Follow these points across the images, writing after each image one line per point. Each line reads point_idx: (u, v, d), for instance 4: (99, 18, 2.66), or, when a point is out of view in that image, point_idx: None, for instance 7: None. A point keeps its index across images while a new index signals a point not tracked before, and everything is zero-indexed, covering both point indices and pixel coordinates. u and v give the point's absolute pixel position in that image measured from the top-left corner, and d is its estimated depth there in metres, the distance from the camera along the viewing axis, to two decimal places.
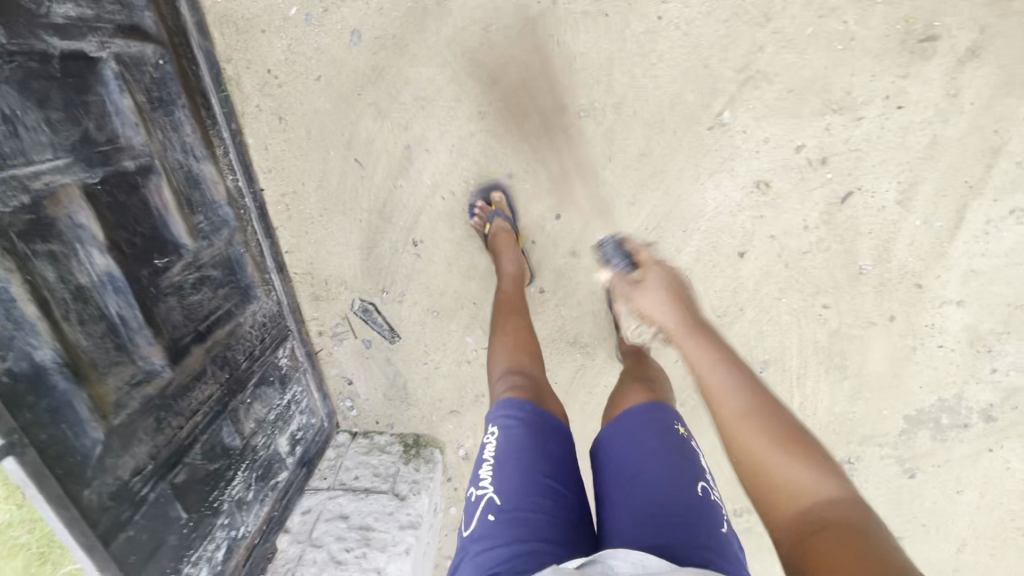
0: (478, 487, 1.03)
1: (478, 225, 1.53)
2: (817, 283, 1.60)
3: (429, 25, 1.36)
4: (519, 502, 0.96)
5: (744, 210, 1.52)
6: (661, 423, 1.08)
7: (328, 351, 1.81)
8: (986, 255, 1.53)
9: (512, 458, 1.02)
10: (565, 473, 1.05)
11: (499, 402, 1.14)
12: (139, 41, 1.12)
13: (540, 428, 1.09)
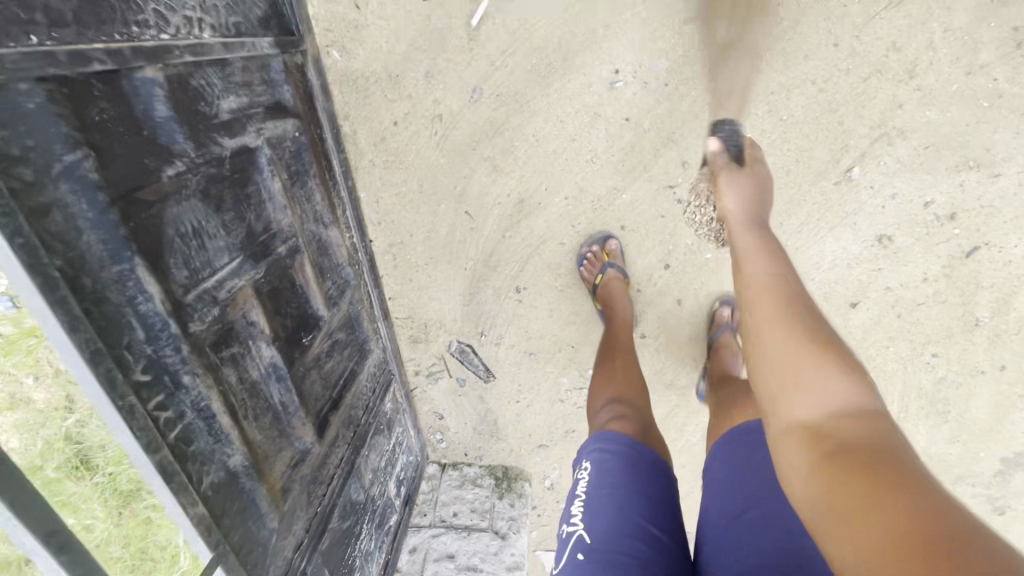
0: (569, 525, 0.96)
1: (588, 274, 1.50)
2: (929, 333, 1.57)
3: (554, 82, 1.32)
4: (612, 543, 0.87)
5: (862, 263, 1.48)
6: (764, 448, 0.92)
7: (422, 389, 1.83)
8: None
9: (604, 496, 0.93)
10: (662, 511, 0.93)
11: (592, 435, 1.07)
12: (281, 117, 1.10)
13: (637, 465, 0.97)
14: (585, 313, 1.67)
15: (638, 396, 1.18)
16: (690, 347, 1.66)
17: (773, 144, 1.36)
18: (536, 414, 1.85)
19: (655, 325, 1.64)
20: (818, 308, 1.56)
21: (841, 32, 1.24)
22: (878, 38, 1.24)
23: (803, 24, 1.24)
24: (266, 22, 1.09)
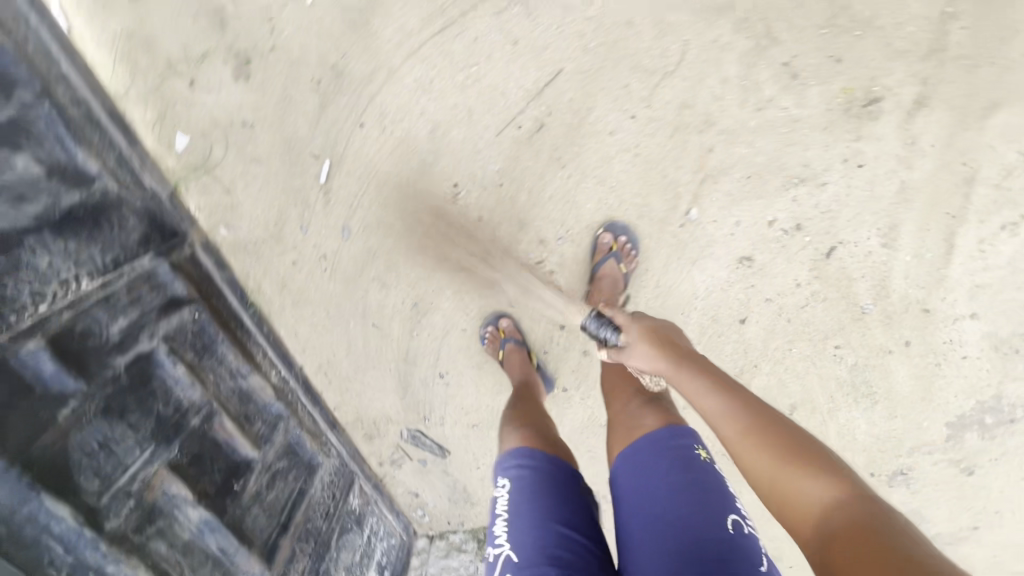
0: (495, 544, 0.94)
1: (491, 348, 1.67)
2: (823, 328, 1.65)
3: (406, 205, 1.51)
4: (536, 552, 0.86)
5: (734, 284, 1.59)
6: (677, 453, 0.92)
7: (390, 475, 2.01)
8: (987, 269, 1.53)
9: (527, 508, 0.93)
10: (582, 518, 0.93)
11: (508, 450, 1.08)
12: (176, 311, 1.33)
13: (555, 476, 0.99)
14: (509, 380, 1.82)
15: (541, 417, 1.26)
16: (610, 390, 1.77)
17: (611, 208, 1.50)
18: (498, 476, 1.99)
19: (573, 378, 1.74)
20: (712, 331, 1.67)
21: (634, 105, 1.38)
22: (668, 102, 1.37)
23: (598, 108, 1.39)
24: (146, 239, 1.32)
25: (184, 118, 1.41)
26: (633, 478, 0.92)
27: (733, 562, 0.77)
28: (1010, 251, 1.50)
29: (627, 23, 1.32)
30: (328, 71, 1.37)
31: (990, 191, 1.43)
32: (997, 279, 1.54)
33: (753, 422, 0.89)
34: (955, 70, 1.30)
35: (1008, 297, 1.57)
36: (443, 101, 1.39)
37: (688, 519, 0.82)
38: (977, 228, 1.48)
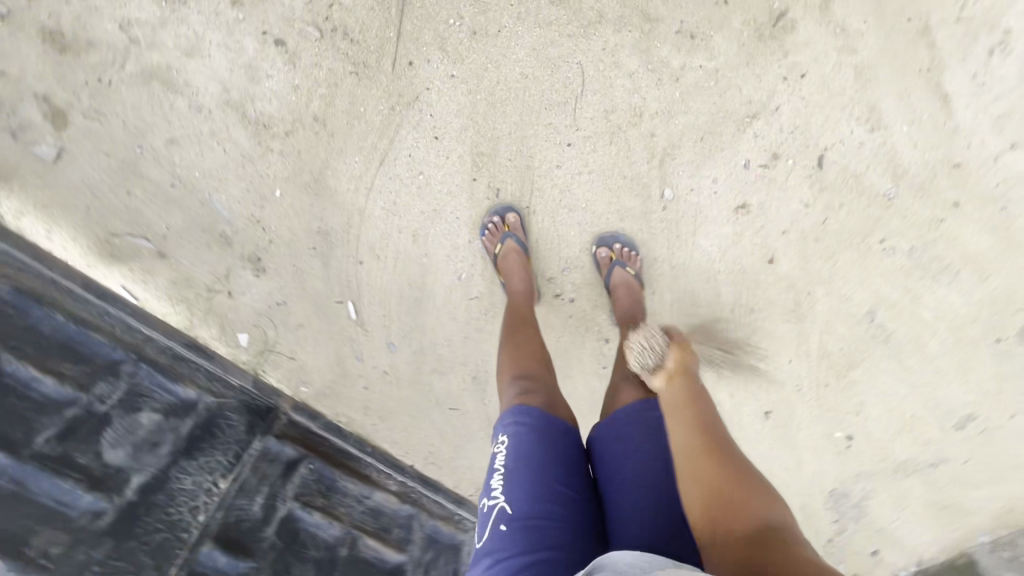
0: (490, 497, 0.97)
1: (490, 244, 1.57)
2: (858, 230, 1.59)
3: (427, 305, 1.69)
4: (529, 510, 0.90)
5: (744, 233, 1.61)
6: (653, 422, 0.99)
7: None
8: (998, 98, 1.42)
9: (521, 467, 0.95)
10: (575, 478, 0.97)
11: (506, 410, 1.06)
12: (294, 471, 1.66)
13: (551, 435, 1.00)
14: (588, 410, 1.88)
15: (546, 374, 1.21)
16: None
17: (594, 224, 1.60)
18: None
19: None
20: (747, 281, 1.67)
21: (567, 133, 1.49)
22: (596, 113, 1.47)
23: (538, 152, 1.51)
24: (252, 427, 1.65)
25: (233, 322, 1.66)
26: (611, 444, 0.99)
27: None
28: (1015, 68, 1.39)
29: (523, 77, 1.42)
30: (316, 235, 1.58)
31: (954, 27, 1.37)
32: (1016, 100, 1.42)
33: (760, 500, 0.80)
34: None
35: None
36: (412, 212, 1.56)
37: (660, 487, 0.92)
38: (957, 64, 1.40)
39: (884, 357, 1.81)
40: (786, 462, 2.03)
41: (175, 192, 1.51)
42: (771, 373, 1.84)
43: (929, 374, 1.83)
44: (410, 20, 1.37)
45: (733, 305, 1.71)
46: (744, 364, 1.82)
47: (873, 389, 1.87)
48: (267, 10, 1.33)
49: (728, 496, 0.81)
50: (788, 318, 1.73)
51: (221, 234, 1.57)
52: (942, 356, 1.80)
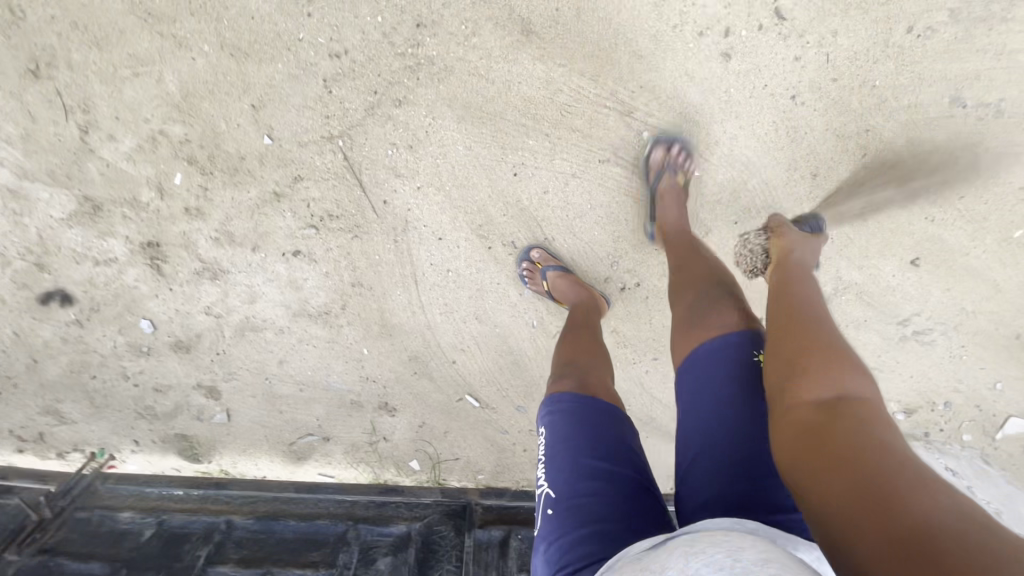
0: (540, 485, 1.06)
1: (535, 285, 1.63)
2: (871, 42, 1.39)
3: (524, 361, 1.83)
4: (569, 488, 0.98)
5: (756, 125, 1.48)
6: (733, 360, 1.00)
7: None
8: None
9: (558, 449, 1.05)
10: (612, 448, 1.03)
11: (547, 398, 1.20)
12: (509, 547, 1.80)
13: (582, 414, 1.10)
14: None
15: (593, 360, 1.31)
16: None
17: (612, 214, 1.60)
18: None
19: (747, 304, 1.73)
20: (791, 163, 1.53)
21: (532, 161, 1.52)
22: (543, 128, 1.48)
23: (522, 193, 1.57)
24: (459, 528, 1.84)
25: (403, 455, 2.00)
26: (687, 390, 1.03)
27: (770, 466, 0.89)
28: None
29: (468, 151, 1.51)
30: (411, 363, 1.83)
31: None
32: None
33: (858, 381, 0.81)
34: None
35: None
36: (463, 303, 1.73)
37: (732, 428, 0.93)
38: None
39: (1010, 128, 1.49)
40: (971, 292, 1.75)
41: (306, 392, 1.87)
42: (885, 223, 1.63)
43: None
44: (364, 173, 1.54)
45: (791, 193, 1.57)
46: (849, 234, 1.64)
47: None
48: (276, 238, 1.62)
49: (841, 379, 0.82)
50: (862, 165, 1.54)
51: (352, 402, 1.89)
52: None
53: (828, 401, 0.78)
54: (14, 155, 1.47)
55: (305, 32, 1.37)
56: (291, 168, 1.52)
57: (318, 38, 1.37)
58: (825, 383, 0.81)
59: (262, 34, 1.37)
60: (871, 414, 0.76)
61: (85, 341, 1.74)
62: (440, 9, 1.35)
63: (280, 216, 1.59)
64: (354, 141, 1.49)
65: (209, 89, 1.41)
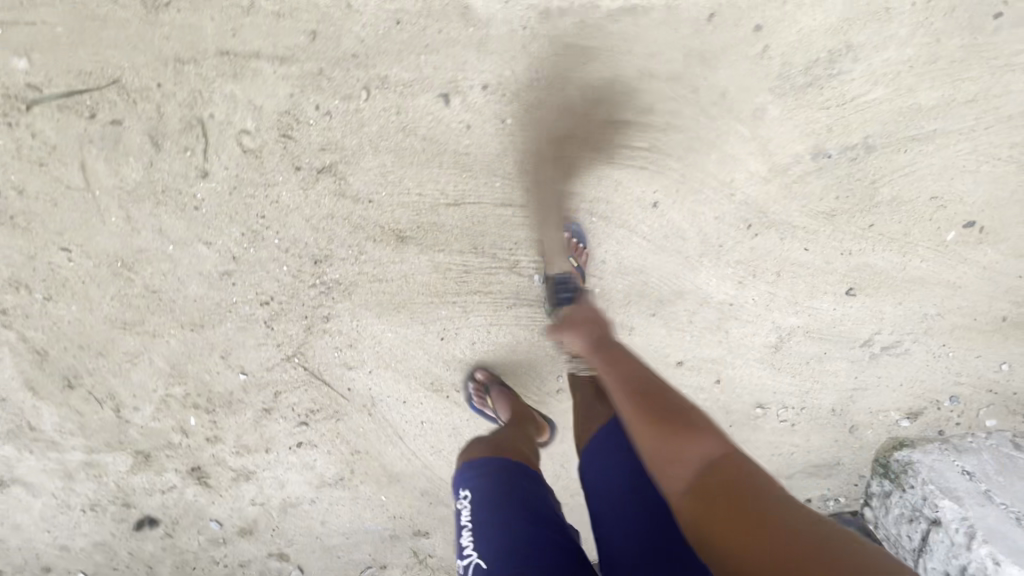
0: (463, 556, 1.05)
1: (481, 405, 1.73)
2: (709, 139, 1.42)
3: None
4: (502, 546, 0.99)
5: (634, 238, 1.56)
6: (627, 431, 1.14)
7: None
8: None
9: (486, 516, 1.05)
10: (534, 501, 1.08)
11: (473, 460, 1.19)
12: None
13: (505, 471, 1.14)
14: None
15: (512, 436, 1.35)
16: (728, 341, 1.75)
17: (539, 341, 1.74)
18: (810, 432, 1.95)
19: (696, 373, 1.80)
20: (682, 254, 1.58)
21: (451, 325, 1.71)
22: (449, 299, 1.67)
23: (456, 350, 1.76)
24: None
25: (450, 565, 2.26)
26: (599, 466, 1.12)
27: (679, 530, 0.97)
28: None
29: (397, 334, 1.73)
30: (424, 495, 2.09)
31: None
32: None
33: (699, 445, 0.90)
34: None
35: None
36: (446, 441, 1.96)
37: (642, 494, 1.03)
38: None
39: (892, 155, 1.45)
40: (929, 298, 1.68)
41: (352, 538, 2.19)
42: (803, 270, 1.63)
43: (966, 111, 1.40)
44: (324, 374, 1.81)
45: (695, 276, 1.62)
46: (770, 289, 1.66)
47: (925, 179, 1.49)
48: (280, 438, 1.94)
49: (688, 453, 0.89)
50: (754, 232, 1.56)
51: (391, 536, 2.18)
52: (954, 90, 1.37)
53: (697, 488, 0.85)
54: (78, 440, 1.91)
55: (235, 296, 1.65)
56: (269, 388, 1.83)
57: (246, 297, 1.65)
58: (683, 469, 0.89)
59: (206, 308, 1.67)
60: (727, 465, 0.85)
61: (178, 545, 2.18)
62: (326, 246, 1.57)
63: (276, 422, 1.90)
64: (306, 354, 1.77)
65: (188, 355, 1.75)
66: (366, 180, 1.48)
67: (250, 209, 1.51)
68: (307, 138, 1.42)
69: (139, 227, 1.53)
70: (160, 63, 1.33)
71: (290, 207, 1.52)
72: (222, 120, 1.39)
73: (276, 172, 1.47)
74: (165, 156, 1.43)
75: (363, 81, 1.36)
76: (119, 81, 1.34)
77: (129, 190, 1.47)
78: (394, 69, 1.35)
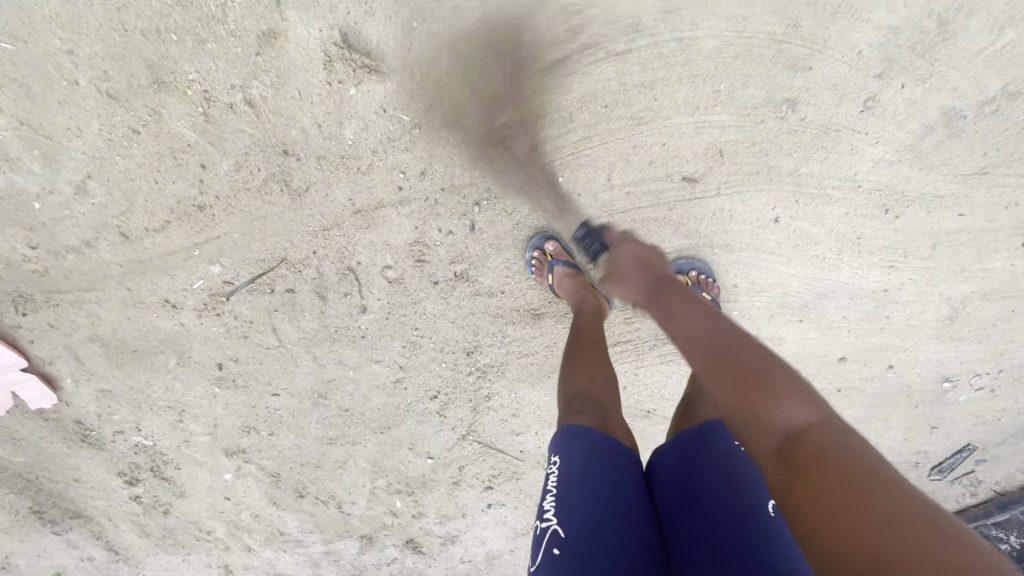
0: (544, 521, 0.94)
1: (537, 276, 1.52)
2: (821, 146, 1.36)
3: None
4: (596, 534, 0.89)
5: (764, 256, 1.53)
6: (722, 445, 0.98)
7: (983, 478, 1.94)
8: None
9: (577, 493, 0.93)
10: (631, 495, 0.95)
11: (566, 425, 1.02)
12: None
13: (607, 448, 0.98)
14: (875, 414, 1.81)
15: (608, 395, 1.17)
16: (892, 325, 1.64)
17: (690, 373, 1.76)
18: (1018, 394, 1.75)
19: (863, 364, 1.71)
20: (820, 256, 1.53)
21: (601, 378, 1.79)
22: None
23: None
24: None
25: None
26: (686, 469, 0.98)
27: (772, 547, 0.83)
28: None
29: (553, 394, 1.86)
30: None
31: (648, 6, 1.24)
32: None
33: (787, 405, 0.75)
34: (530, 57, 1.31)
35: None
36: None
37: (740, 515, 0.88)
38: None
39: None
40: None
41: None
42: (965, 237, 1.49)
43: None
44: (498, 442, 1.99)
45: (838, 274, 1.56)
46: (930, 264, 1.53)
47: None
48: (473, 504, 2.15)
49: (772, 413, 0.75)
50: (896, 216, 1.46)
51: None
52: None
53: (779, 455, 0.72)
54: (317, 535, 2.26)
55: (409, 396, 1.88)
56: (454, 465, 2.05)
57: (419, 394, 1.88)
58: (766, 419, 0.76)
59: (389, 411, 1.92)
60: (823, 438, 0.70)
61: None
62: (475, 337, 1.74)
63: (466, 490, 2.12)
64: (478, 430, 1.96)
65: (383, 452, 2.02)
66: (495, 275, 1.62)
67: (405, 324, 1.73)
68: (438, 256, 1.59)
69: (324, 363, 1.81)
70: (310, 235, 1.56)
71: (436, 315, 1.70)
72: (367, 263, 1.61)
73: (419, 290, 1.66)
74: (331, 304, 1.69)
75: (473, 197, 1.49)
76: (285, 259, 1.60)
77: (311, 336, 1.75)
78: (496, 179, 1.46)
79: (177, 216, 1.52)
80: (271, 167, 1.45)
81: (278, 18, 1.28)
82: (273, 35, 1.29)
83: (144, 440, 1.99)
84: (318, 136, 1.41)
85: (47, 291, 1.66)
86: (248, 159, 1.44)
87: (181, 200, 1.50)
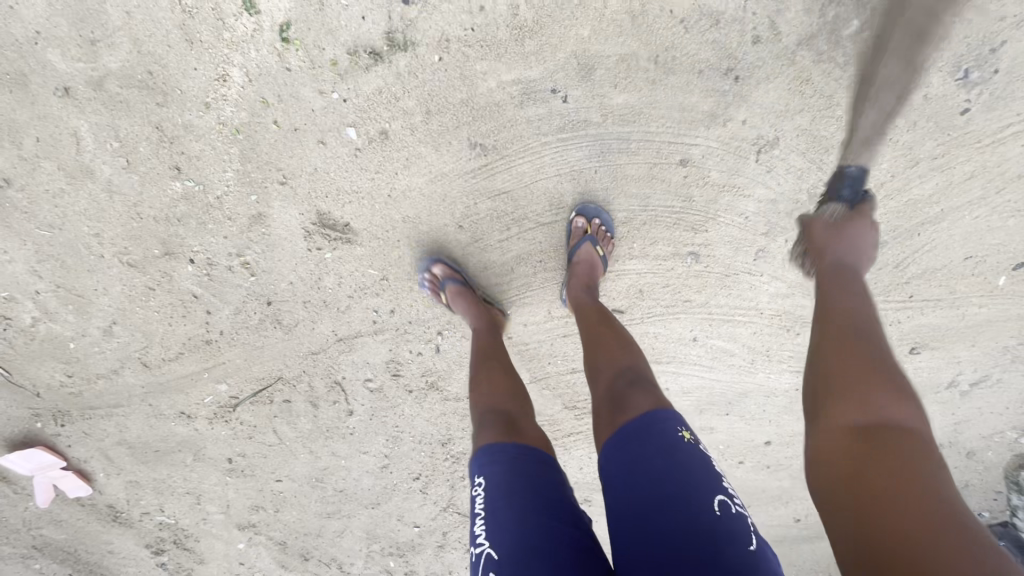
0: (476, 544, 0.95)
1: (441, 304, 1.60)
2: (725, 285, 1.61)
3: None
4: (523, 539, 0.89)
5: (689, 367, 1.77)
6: (666, 437, 0.95)
7: None
8: (653, 133, 1.42)
9: (502, 506, 0.95)
10: (553, 501, 0.96)
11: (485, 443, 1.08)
12: None
13: (517, 457, 1.03)
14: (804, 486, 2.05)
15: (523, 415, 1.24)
16: None
17: None
18: None
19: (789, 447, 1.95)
20: (736, 364, 1.77)
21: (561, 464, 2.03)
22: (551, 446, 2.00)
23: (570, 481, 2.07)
24: None
25: None
26: (629, 465, 0.94)
27: (709, 538, 0.82)
28: (638, 100, 1.39)
29: None
30: None
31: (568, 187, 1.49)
32: (663, 126, 1.41)
33: (908, 437, 0.79)
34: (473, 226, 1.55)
35: (689, 94, 1.38)
36: None
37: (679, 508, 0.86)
38: (593, 174, 1.47)
39: (906, 241, 1.53)
40: (1003, 335, 1.68)
41: None
42: None
43: (963, 187, 1.45)
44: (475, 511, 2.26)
45: (754, 379, 1.80)
46: None
47: (950, 247, 1.53)
48: (458, 563, 2.42)
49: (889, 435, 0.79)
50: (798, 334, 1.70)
51: None
52: (946, 176, 1.44)
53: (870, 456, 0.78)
54: None
55: (395, 478, 2.16)
56: (439, 531, 2.32)
57: (402, 475, 2.15)
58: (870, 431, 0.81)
59: (377, 491, 2.19)
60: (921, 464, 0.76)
61: None
62: (448, 430, 2.01)
63: (450, 552, 2.39)
64: (457, 503, 2.23)
65: (375, 522, 2.30)
66: (460, 384, 1.89)
67: (387, 422, 2.00)
68: (411, 371, 1.86)
69: (319, 454, 2.09)
70: (301, 358, 1.84)
71: (413, 415, 1.98)
72: (351, 377, 1.88)
73: (396, 397, 1.93)
74: (322, 409, 1.96)
75: (436, 326, 1.76)
76: (281, 376, 1.88)
77: (307, 434, 2.03)
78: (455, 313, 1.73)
79: (189, 348, 1.80)
80: (265, 310, 1.73)
81: (265, 205, 1.54)
82: (260, 216, 1.56)
83: (167, 519, 2.28)
84: (303, 286, 1.68)
85: (83, 408, 1.95)
86: (245, 305, 1.72)
87: (192, 336, 1.78)
